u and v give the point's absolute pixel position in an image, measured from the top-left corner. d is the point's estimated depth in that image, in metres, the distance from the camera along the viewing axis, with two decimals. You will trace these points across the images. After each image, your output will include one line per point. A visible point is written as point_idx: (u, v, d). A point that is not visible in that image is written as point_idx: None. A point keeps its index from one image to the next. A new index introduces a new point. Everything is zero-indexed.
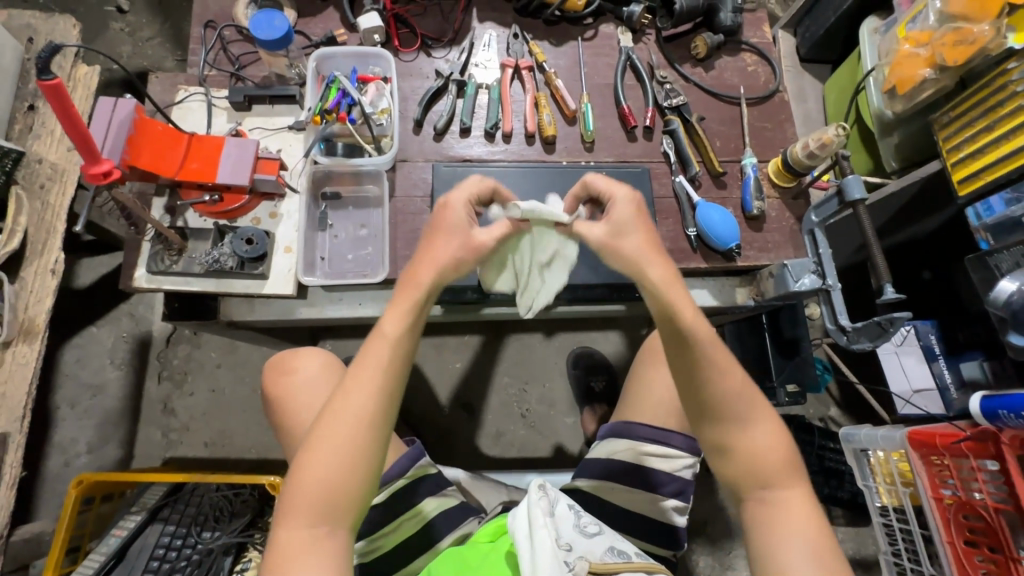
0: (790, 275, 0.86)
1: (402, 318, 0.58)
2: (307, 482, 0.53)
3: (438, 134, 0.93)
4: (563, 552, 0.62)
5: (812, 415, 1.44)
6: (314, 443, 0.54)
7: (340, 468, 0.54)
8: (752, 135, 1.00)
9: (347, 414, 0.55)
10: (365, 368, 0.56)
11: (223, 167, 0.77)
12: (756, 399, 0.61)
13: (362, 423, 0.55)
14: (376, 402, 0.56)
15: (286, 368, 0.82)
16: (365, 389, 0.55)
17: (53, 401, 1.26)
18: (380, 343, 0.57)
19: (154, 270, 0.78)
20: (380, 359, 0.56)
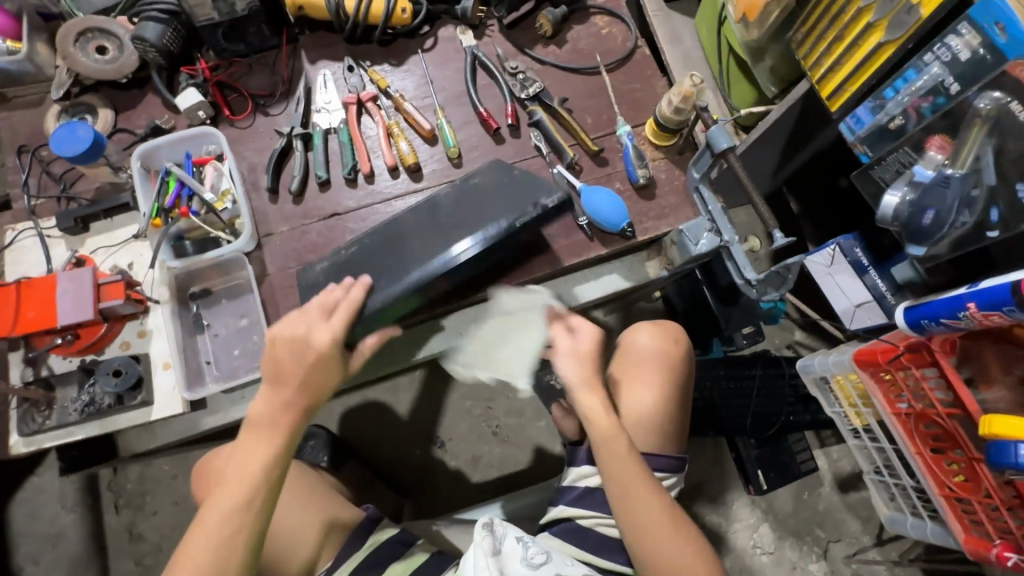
0: (688, 240, 0.81)
1: (263, 454, 0.64)
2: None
3: (297, 196, 0.87)
4: None
5: (777, 346, 1.42)
6: (187, 547, 0.61)
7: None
8: (621, 100, 0.95)
9: (205, 532, 0.61)
10: (224, 513, 0.61)
11: (64, 307, 0.71)
12: (631, 467, 0.71)
13: (228, 558, 0.61)
14: (238, 525, 0.62)
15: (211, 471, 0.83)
16: (223, 528, 0.61)
17: (15, 562, 1.21)
18: (238, 482, 0.63)
19: (28, 432, 0.72)
20: (240, 496, 0.62)
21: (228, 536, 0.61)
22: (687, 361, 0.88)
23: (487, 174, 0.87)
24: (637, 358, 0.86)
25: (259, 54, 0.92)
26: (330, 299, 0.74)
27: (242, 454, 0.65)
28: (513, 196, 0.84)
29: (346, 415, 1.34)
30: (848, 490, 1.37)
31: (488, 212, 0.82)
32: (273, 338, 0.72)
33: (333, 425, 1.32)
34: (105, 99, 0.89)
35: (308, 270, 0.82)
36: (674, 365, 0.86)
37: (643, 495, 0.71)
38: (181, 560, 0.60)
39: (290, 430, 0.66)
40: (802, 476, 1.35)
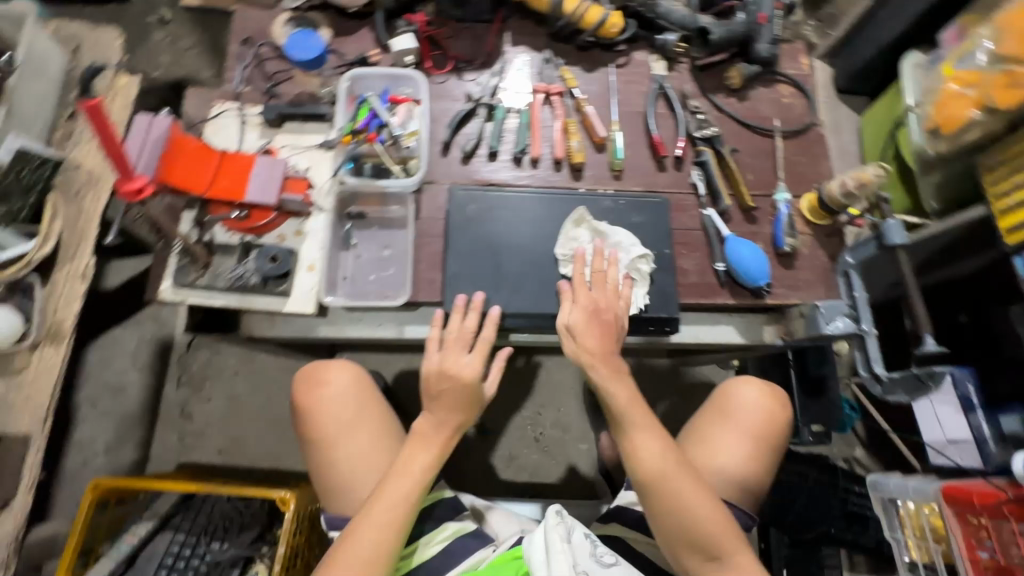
0: (821, 317, 0.82)
1: (420, 474, 0.73)
2: (350, 545, 0.68)
3: (466, 157, 0.92)
4: None
5: (836, 455, 1.38)
6: (364, 519, 0.69)
7: (374, 548, 0.68)
8: (785, 168, 0.97)
9: (382, 508, 0.70)
10: (390, 512, 0.69)
11: (253, 187, 0.78)
12: (676, 474, 0.70)
13: (382, 553, 0.68)
14: (409, 509, 0.71)
15: (316, 380, 0.84)
16: (397, 507, 0.70)
17: (75, 400, 1.28)
18: (401, 494, 0.71)
19: (180, 283, 0.78)
20: (399, 513, 0.70)
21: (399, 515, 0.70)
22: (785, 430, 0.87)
23: (648, 226, 0.89)
24: (742, 413, 0.85)
25: (471, 23, 0.99)
26: (438, 335, 0.79)
27: (401, 474, 0.72)
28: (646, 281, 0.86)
29: (404, 372, 1.37)
30: None
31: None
32: (433, 369, 0.77)
33: (391, 378, 1.36)
34: (328, 21, 0.97)
35: (457, 217, 0.85)
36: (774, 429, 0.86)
37: (660, 454, 0.71)
38: (336, 562, 0.67)
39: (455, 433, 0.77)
40: None
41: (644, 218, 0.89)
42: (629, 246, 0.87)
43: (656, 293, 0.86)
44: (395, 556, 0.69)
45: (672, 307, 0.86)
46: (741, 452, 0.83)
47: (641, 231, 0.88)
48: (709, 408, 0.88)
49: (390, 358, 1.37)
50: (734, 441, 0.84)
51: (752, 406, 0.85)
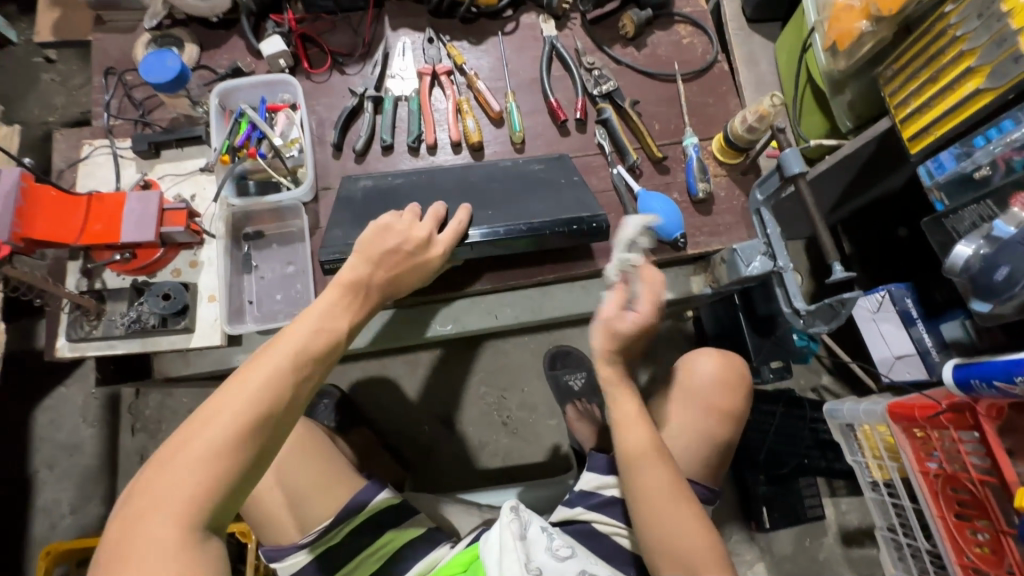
0: (740, 260, 0.81)
1: (331, 333, 0.56)
2: (186, 450, 0.47)
3: (359, 156, 0.88)
4: None
5: (803, 387, 1.39)
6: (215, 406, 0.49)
7: (223, 448, 0.47)
8: (692, 112, 0.94)
9: (242, 395, 0.49)
10: (250, 402, 0.49)
11: (129, 225, 0.73)
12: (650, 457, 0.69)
13: (230, 460, 0.48)
14: (287, 398, 0.51)
15: None
16: (267, 391, 0.50)
17: (31, 465, 1.25)
18: (299, 342, 0.54)
19: (74, 338, 0.75)
20: (291, 362, 0.52)
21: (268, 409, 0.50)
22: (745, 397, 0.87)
23: (552, 169, 0.85)
24: (700, 389, 0.86)
25: (345, 13, 0.94)
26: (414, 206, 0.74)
27: (302, 324, 0.55)
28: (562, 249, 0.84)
29: (362, 379, 1.35)
30: (852, 545, 1.33)
31: (521, 210, 0.80)
32: (387, 224, 0.69)
33: (350, 387, 1.35)
34: (193, 35, 0.91)
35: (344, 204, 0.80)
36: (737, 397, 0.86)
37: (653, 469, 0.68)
38: (192, 422, 0.48)
39: (358, 306, 0.62)
40: (807, 522, 1.31)
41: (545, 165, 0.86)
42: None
43: (569, 197, 0.81)
44: (280, 431, 0.51)
45: (591, 204, 0.81)
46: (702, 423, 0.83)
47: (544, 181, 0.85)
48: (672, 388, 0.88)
49: (346, 368, 1.35)
50: (694, 418, 0.84)
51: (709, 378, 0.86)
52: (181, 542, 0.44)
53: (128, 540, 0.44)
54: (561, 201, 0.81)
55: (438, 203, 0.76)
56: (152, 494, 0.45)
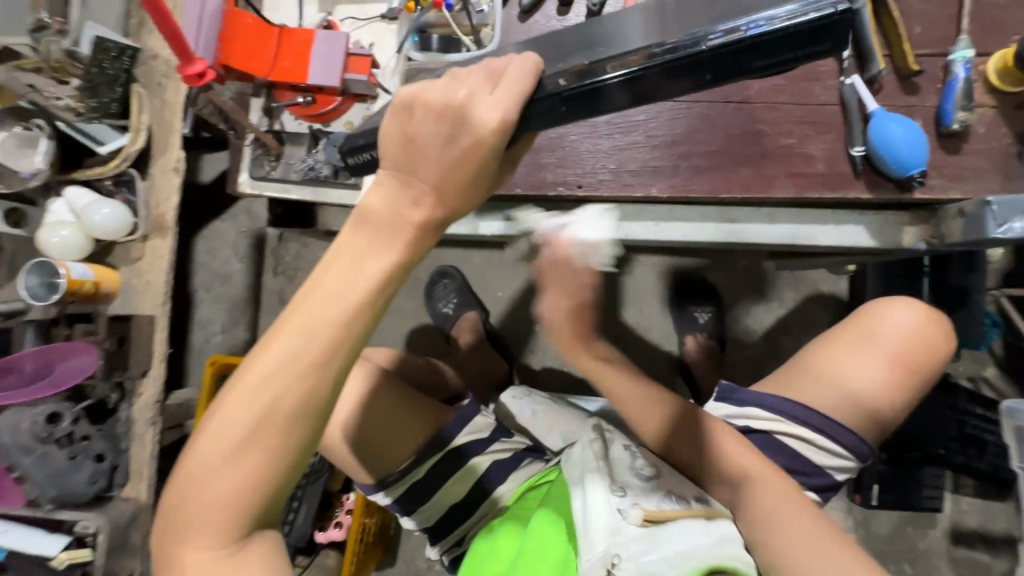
0: (992, 218, 0.65)
1: (353, 287, 0.41)
2: (219, 409, 0.43)
3: (525, 14, 0.76)
4: (616, 495, 0.63)
5: (960, 374, 1.22)
6: (241, 372, 0.43)
7: (244, 410, 0.42)
8: (972, 14, 0.73)
9: (263, 361, 0.42)
10: (272, 370, 0.42)
11: (315, 67, 0.71)
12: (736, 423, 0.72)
13: (262, 427, 0.43)
14: (303, 362, 0.42)
15: None
16: (280, 356, 0.42)
17: (191, 285, 1.41)
18: (306, 337, 0.41)
19: (256, 176, 0.78)
20: (304, 361, 0.42)
21: (286, 374, 0.42)
22: (939, 359, 0.77)
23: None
24: (891, 336, 0.76)
25: None
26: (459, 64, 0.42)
27: (306, 309, 0.41)
28: (781, 174, 0.75)
29: (482, 268, 1.36)
30: (960, 544, 1.24)
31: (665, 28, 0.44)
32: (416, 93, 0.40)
33: (469, 273, 1.37)
34: None
35: None
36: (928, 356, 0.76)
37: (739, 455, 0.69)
38: (205, 424, 0.44)
39: (408, 241, 0.42)
40: (917, 510, 1.22)
41: None
42: (755, 137, 0.75)
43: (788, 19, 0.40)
44: (304, 396, 0.42)
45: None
46: (882, 375, 0.75)
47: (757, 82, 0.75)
48: (851, 327, 0.79)
49: (467, 253, 1.36)
50: (878, 372, 0.75)
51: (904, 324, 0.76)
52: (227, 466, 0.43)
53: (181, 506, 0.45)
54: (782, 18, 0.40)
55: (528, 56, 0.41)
56: (191, 475, 0.44)
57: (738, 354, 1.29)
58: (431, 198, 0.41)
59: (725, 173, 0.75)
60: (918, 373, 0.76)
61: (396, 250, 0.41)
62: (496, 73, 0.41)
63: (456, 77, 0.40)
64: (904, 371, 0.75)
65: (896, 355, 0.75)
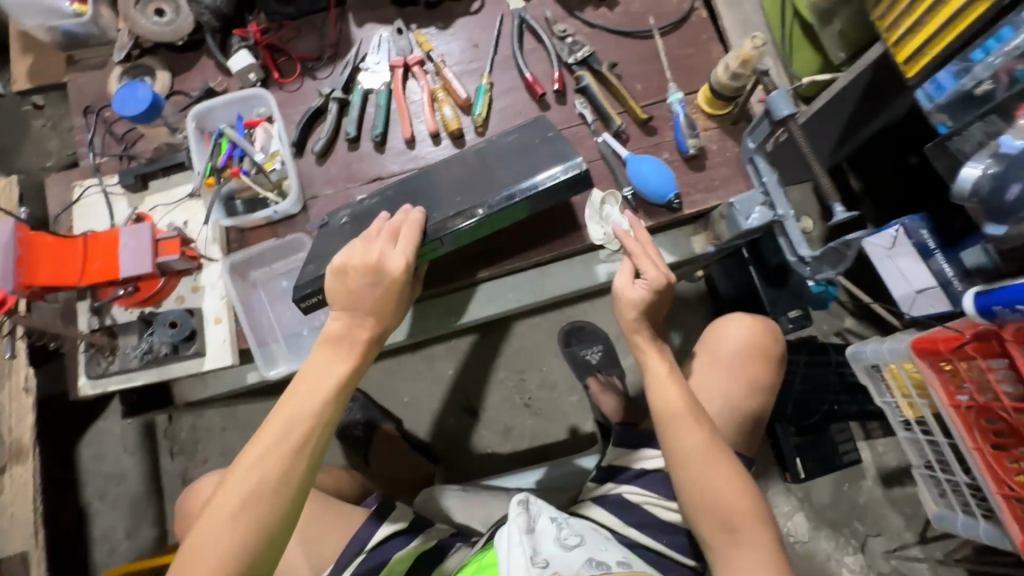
0: (738, 214, 0.78)
1: (325, 385, 0.62)
2: (221, 494, 0.56)
3: (321, 157, 0.87)
4: (536, 570, 0.59)
5: (826, 333, 1.35)
6: (240, 458, 0.58)
7: (244, 487, 0.56)
8: (674, 66, 0.91)
9: (262, 445, 0.58)
10: (270, 446, 0.58)
11: (125, 261, 0.75)
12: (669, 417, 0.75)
13: (256, 500, 0.56)
14: (292, 442, 0.59)
15: (190, 511, 0.87)
16: (276, 437, 0.59)
17: (83, 498, 1.31)
18: (293, 424, 0.60)
19: (95, 376, 0.78)
20: (299, 434, 0.59)
21: (278, 458, 0.58)
22: (778, 362, 0.88)
23: (523, 136, 0.81)
24: (733, 352, 0.87)
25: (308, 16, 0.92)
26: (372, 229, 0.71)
27: (302, 391, 0.61)
28: (576, 226, 0.85)
29: (383, 379, 1.38)
30: (892, 485, 1.32)
31: (492, 181, 0.78)
32: (344, 260, 0.67)
33: (371, 389, 1.37)
34: (163, 62, 0.91)
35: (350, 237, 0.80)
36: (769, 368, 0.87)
37: (692, 432, 0.73)
38: (219, 493, 0.57)
39: (362, 354, 0.65)
40: (843, 468, 1.30)
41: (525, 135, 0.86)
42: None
43: (544, 157, 0.78)
44: (292, 475, 0.58)
45: (566, 152, 0.78)
46: (735, 390, 0.85)
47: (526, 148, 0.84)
48: (701, 352, 0.88)
49: None
50: (728, 387, 0.85)
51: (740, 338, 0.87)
52: (223, 541, 0.55)
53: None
54: (538, 161, 0.78)
55: (415, 212, 0.73)
56: (192, 552, 0.55)
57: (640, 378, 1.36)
58: (369, 322, 0.66)
59: (531, 239, 0.85)
60: (764, 381, 0.87)
61: (350, 360, 0.64)
62: (396, 230, 0.71)
63: (372, 240, 0.69)
64: (753, 384, 0.85)
65: (740, 369, 0.86)
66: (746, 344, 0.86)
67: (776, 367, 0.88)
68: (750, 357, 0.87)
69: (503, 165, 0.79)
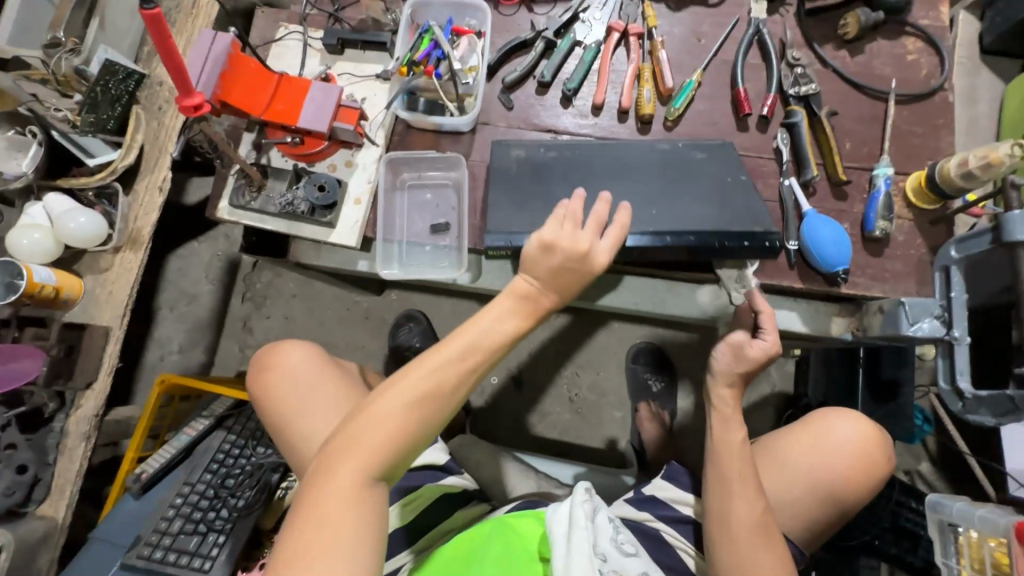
0: (905, 316, 0.71)
1: (504, 329, 0.61)
2: (393, 388, 0.57)
3: (508, 88, 0.86)
4: (596, 561, 0.63)
5: (896, 467, 1.26)
6: (415, 363, 0.58)
7: (418, 392, 0.57)
8: (894, 139, 0.83)
9: (437, 360, 0.58)
10: (445, 363, 0.58)
11: (307, 112, 0.78)
12: (735, 485, 0.68)
13: (423, 407, 0.57)
14: (462, 369, 0.59)
15: (268, 363, 0.82)
16: (452, 358, 0.58)
17: (155, 302, 1.40)
18: (469, 351, 0.59)
19: (235, 205, 0.82)
20: (472, 361, 0.59)
21: (448, 377, 0.58)
22: (878, 477, 0.81)
23: (717, 161, 0.80)
24: (837, 445, 0.80)
25: None
26: (577, 213, 0.66)
27: (485, 324, 0.60)
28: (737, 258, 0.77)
29: (449, 316, 1.39)
30: None
31: (687, 212, 0.77)
32: (552, 238, 0.64)
33: (435, 319, 1.39)
34: None
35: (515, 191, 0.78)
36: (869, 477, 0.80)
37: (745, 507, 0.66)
38: (390, 388, 0.57)
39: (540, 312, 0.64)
40: None
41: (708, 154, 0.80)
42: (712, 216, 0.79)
43: (742, 210, 0.77)
44: (456, 397, 0.59)
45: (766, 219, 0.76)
46: (823, 480, 0.78)
47: (709, 164, 0.80)
48: (800, 429, 0.82)
49: (437, 300, 1.40)
50: (817, 473, 0.78)
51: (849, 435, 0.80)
52: (388, 434, 0.56)
53: (340, 453, 0.55)
54: (736, 214, 0.77)
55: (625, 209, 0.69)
56: (356, 432, 0.56)
57: (690, 424, 1.31)
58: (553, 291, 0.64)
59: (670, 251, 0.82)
60: (860, 486, 0.79)
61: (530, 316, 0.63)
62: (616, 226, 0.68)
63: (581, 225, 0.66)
64: (845, 483, 0.79)
65: (841, 464, 0.79)
66: (856, 444, 0.79)
67: (873, 482, 0.80)
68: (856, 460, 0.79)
69: (701, 196, 0.78)
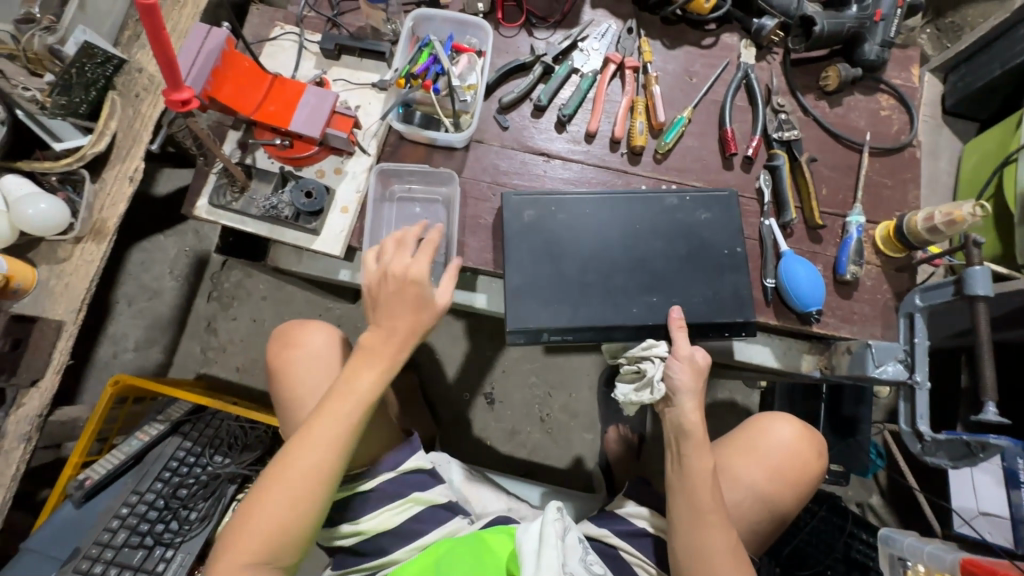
0: (871, 358, 0.73)
1: (368, 392, 0.63)
2: (287, 460, 0.60)
3: (504, 109, 0.87)
4: None
5: (849, 498, 1.31)
6: (303, 437, 0.61)
7: (308, 466, 0.60)
8: (866, 188, 0.88)
9: (318, 434, 0.61)
10: (326, 436, 0.61)
11: (300, 115, 0.76)
12: (708, 518, 0.65)
13: (314, 477, 0.60)
14: (341, 440, 0.62)
15: (292, 338, 0.81)
16: (332, 430, 0.61)
17: (113, 295, 1.32)
18: (347, 419, 0.62)
19: (215, 204, 0.79)
20: (347, 429, 0.62)
21: (333, 450, 0.61)
22: (812, 478, 0.83)
23: (719, 224, 0.81)
24: (772, 448, 0.82)
25: None
26: (409, 237, 0.69)
27: (356, 390, 0.63)
28: (718, 286, 0.79)
29: (424, 328, 1.37)
30: None
31: (680, 288, 0.79)
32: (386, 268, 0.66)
33: None
34: None
35: (514, 224, 0.79)
36: (803, 478, 0.82)
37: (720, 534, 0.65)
38: (283, 469, 0.60)
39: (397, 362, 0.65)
40: None
41: (713, 214, 0.81)
42: (698, 248, 0.80)
43: (728, 294, 0.79)
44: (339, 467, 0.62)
45: (749, 309, 0.79)
46: (760, 485, 0.80)
47: (711, 229, 0.81)
48: (740, 436, 0.84)
49: None
50: (755, 479, 0.80)
51: (782, 438, 0.82)
52: (282, 508, 0.60)
53: (238, 529, 0.59)
54: (720, 298, 0.79)
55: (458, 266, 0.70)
56: (252, 510, 0.60)
57: (658, 448, 1.33)
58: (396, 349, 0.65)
59: None
60: (795, 486, 0.81)
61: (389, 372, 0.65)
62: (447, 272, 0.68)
63: (404, 268, 0.66)
64: (782, 484, 0.81)
65: (775, 466, 0.81)
66: (790, 448, 0.82)
67: (807, 484, 0.83)
68: (792, 461, 0.82)
69: (698, 270, 0.80)
